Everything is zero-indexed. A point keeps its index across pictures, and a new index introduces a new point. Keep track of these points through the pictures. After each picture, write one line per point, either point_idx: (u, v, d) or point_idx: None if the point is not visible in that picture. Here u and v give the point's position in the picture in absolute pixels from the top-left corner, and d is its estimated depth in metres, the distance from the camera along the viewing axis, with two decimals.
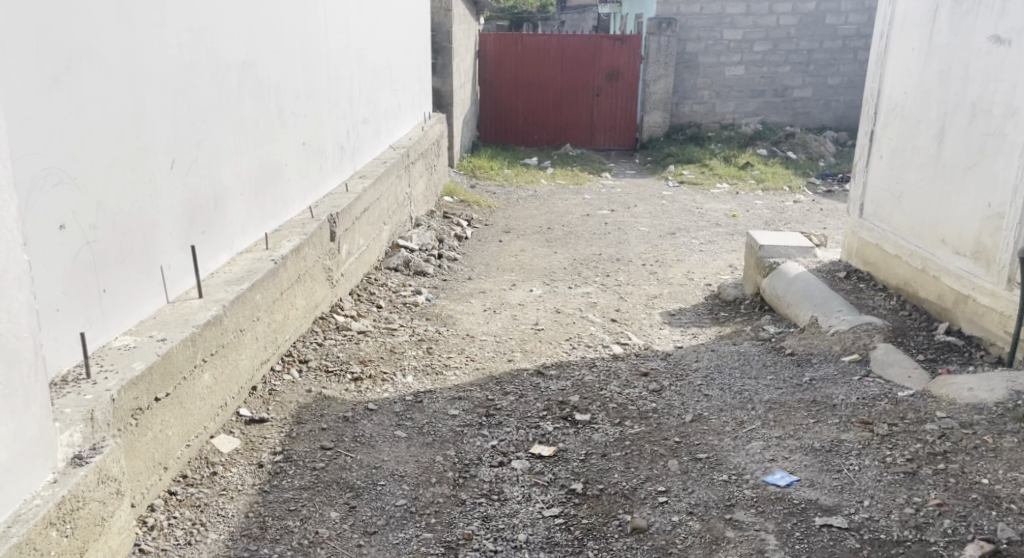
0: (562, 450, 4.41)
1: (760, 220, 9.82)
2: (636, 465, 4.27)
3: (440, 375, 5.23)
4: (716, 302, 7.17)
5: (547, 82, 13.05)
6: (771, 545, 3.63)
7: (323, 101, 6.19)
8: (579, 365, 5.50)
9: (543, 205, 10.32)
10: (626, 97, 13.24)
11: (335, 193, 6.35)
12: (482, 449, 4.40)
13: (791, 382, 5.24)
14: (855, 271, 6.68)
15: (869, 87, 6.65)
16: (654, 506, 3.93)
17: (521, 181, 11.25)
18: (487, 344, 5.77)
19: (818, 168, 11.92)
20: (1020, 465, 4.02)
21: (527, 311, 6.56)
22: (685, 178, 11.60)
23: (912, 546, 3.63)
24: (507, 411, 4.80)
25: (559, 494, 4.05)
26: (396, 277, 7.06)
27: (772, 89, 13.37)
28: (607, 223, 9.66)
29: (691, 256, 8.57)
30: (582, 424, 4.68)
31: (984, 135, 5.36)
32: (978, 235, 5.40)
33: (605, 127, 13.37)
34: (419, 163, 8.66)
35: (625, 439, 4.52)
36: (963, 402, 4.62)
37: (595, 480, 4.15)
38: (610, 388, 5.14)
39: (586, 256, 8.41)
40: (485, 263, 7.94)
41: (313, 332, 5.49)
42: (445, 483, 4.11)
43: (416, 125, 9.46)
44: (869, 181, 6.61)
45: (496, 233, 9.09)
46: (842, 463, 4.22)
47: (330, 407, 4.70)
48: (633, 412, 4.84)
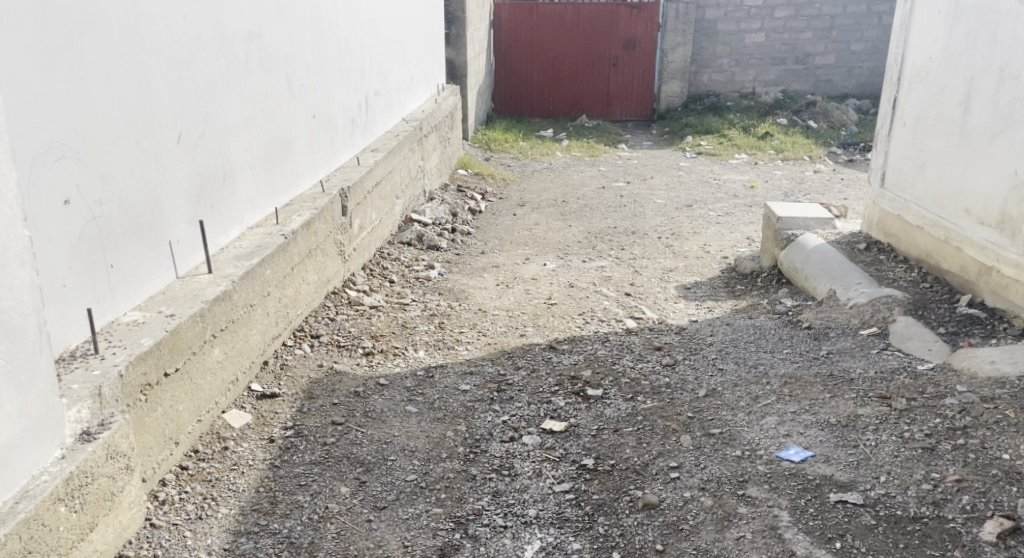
0: (574, 425, 4.38)
1: (779, 191, 9.72)
2: (647, 440, 4.23)
3: (452, 350, 5.20)
4: (732, 275, 7.09)
5: (563, 52, 12.90)
6: (784, 521, 3.59)
7: (334, 72, 6.13)
8: (592, 340, 5.45)
9: (558, 177, 10.24)
10: (643, 67, 13.08)
11: (348, 167, 6.31)
12: (493, 424, 4.37)
13: (808, 356, 5.18)
14: (875, 242, 6.59)
15: (893, 52, 6.51)
16: (666, 481, 3.90)
17: (536, 154, 11.16)
18: (500, 319, 5.74)
19: (839, 138, 11.76)
20: None
21: (541, 285, 6.52)
22: (703, 149, 11.48)
23: (929, 523, 3.57)
24: (518, 386, 4.77)
25: (570, 470, 4.02)
26: (409, 251, 7.02)
27: (793, 56, 13.21)
28: (623, 195, 9.59)
29: (707, 228, 8.49)
30: (594, 399, 4.64)
31: (1012, 100, 5.24)
32: (1003, 205, 5.31)
33: (622, 97, 13.22)
34: (432, 135, 8.59)
35: (638, 415, 4.48)
36: (985, 376, 4.56)
37: (607, 455, 4.12)
38: (623, 363, 5.10)
39: (602, 229, 8.35)
40: (499, 237, 7.89)
41: (325, 307, 5.47)
42: (456, 458, 4.09)
43: (430, 97, 9.39)
44: (891, 150, 6.50)
45: (511, 206, 9.03)
46: (859, 438, 4.17)
47: (341, 382, 4.68)
48: (645, 386, 4.79)
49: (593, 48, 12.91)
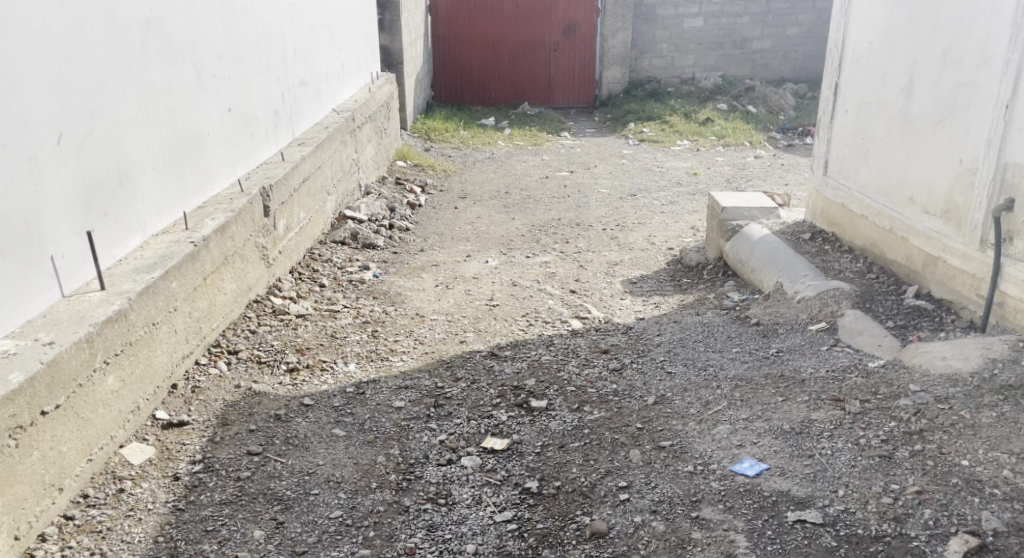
0: (516, 443, 4.11)
1: (722, 178, 9.57)
2: (595, 457, 3.98)
3: (385, 361, 4.90)
4: (679, 268, 6.88)
5: (503, 39, 12.58)
6: (741, 548, 3.37)
7: (249, 61, 5.74)
8: (535, 344, 5.18)
9: (499, 167, 9.95)
10: (584, 53, 12.81)
11: (271, 162, 5.94)
12: (429, 445, 4.08)
13: (758, 355, 4.98)
14: (820, 233, 6.42)
15: (833, 37, 6.30)
16: (616, 505, 3.65)
17: (476, 143, 10.86)
18: (437, 324, 5.44)
19: (779, 122, 11.64)
20: (1001, 443, 3.81)
21: (481, 285, 6.23)
22: (645, 136, 11.27)
23: (892, 542, 3.38)
24: (457, 400, 4.48)
25: (512, 495, 3.75)
26: (342, 250, 6.68)
27: (731, 40, 13.08)
28: (566, 185, 9.34)
29: (651, 218, 8.29)
30: (538, 412, 4.38)
31: (955, 86, 4.97)
32: (948, 194, 5.04)
33: (563, 84, 12.94)
34: (365, 126, 8.23)
35: (584, 428, 4.23)
36: (936, 372, 4.39)
37: (552, 476, 3.86)
38: (568, 369, 4.84)
39: (545, 221, 8.08)
40: (438, 232, 7.58)
41: (246, 318, 5.12)
42: (387, 488, 3.79)
43: (363, 85, 9.01)
44: (835, 138, 6.31)
45: (451, 199, 8.71)
46: (814, 447, 3.97)
47: (259, 404, 4.34)
48: (592, 395, 4.54)
49: (533, 34, 12.60)
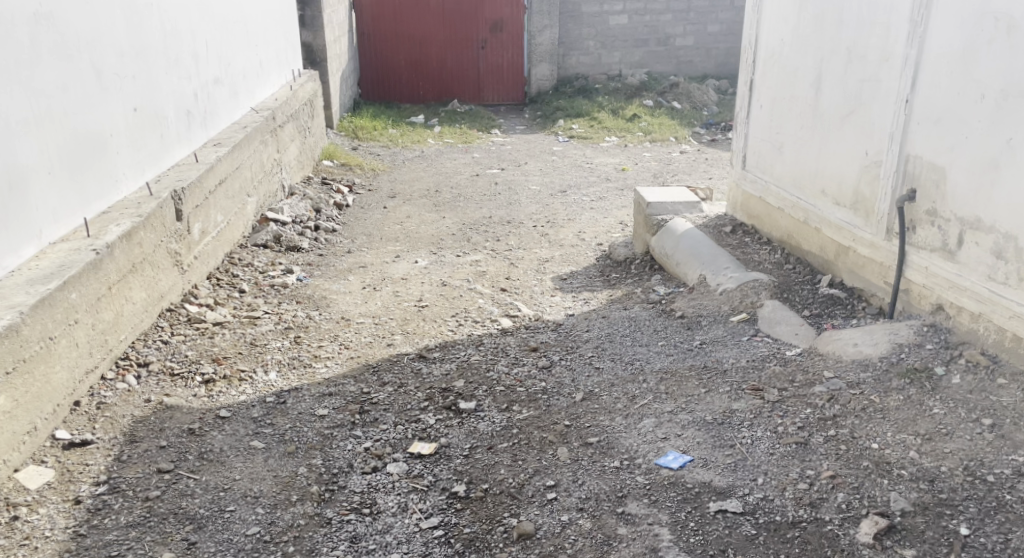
0: (444, 446, 4.16)
1: (649, 173, 9.72)
2: (523, 457, 4.05)
3: (308, 369, 4.90)
4: (607, 263, 6.98)
5: (430, 35, 12.54)
6: (665, 541, 3.48)
7: (156, 57, 5.68)
8: (465, 344, 5.23)
9: (429, 165, 9.97)
10: (512, 49, 12.86)
11: (183, 164, 5.89)
12: (354, 454, 4.11)
13: (682, 347, 5.10)
14: (740, 225, 6.59)
15: (746, 35, 6.46)
16: (543, 505, 3.72)
17: (405, 141, 10.85)
18: (364, 328, 5.45)
19: (703, 117, 11.86)
20: (908, 426, 3.99)
21: (410, 286, 6.24)
22: (574, 133, 11.38)
23: (807, 527, 3.51)
24: (384, 405, 4.51)
25: (439, 501, 3.80)
26: (264, 254, 6.64)
27: (655, 38, 13.28)
28: (497, 182, 9.39)
29: (581, 214, 8.38)
30: (467, 413, 4.42)
31: (860, 81, 5.15)
32: (856, 186, 5.22)
33: (493, 81, 12.97)
34: (287, 125, 8.16)
35: (512, 427, 4.29)
36: (849, 358, 4.56)
37: (479, 479, 3.91)
38: (497, 369, 4.90)
39: (475, 220, 8.12)
40: (366, 233, 7.57)
41: (157, 328, 5.09)
42: (308, 500, 3.82)
43: (285, 84, 8.92)
44: (752, 133, 6.48)
45: (381, 199, 8.70)
46: (735, 437, 4.09)
47: (171, 419, 4.32)
48: (521, 394, 4.60)
49: (461, 31, 12.60)
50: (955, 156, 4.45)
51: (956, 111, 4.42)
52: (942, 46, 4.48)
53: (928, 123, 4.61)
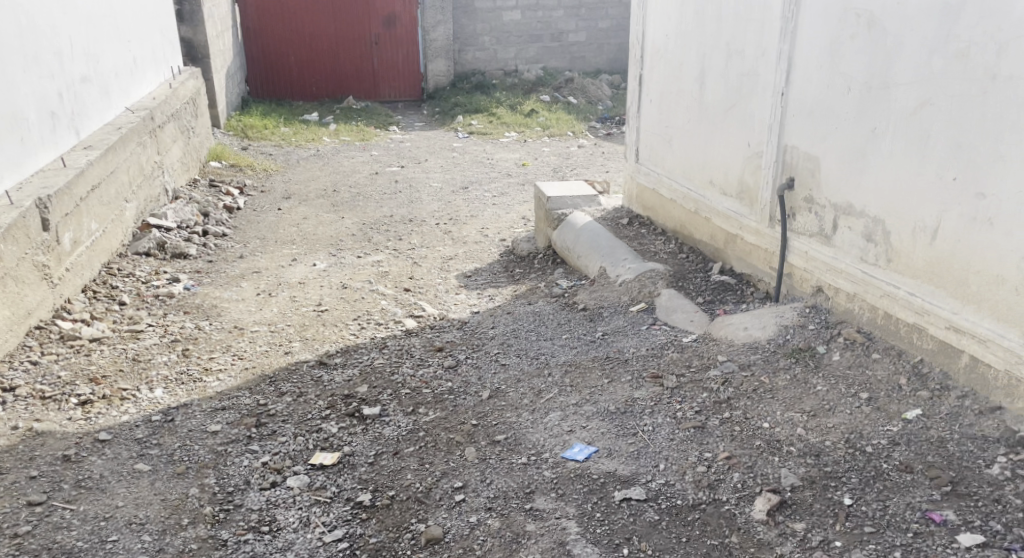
0: (347, 455, 4.20)
1: (548, 167, 9.87)
2: (430, 460, 4.12)
3: (199, 383, 4.86)
4: (510, 258, 7.07)
5: (322, 34, 12.42)
6: (573, 534, 3.60)
7: (11, 56, 5.53)
8: (367, 348, 5.26)
9: (326, 164, 9.92)
10: (406, 45, 12.85)
11: (49, 171, 5.78)
12: (250, 470, 4.11)
13: (585, 339, 5.23)
14: (637, 217, 6.78)
15: (633, 30, 6.62)
16: (451, 507, 3.81)
17: (299, 140, 10.76)
18: (259, 337, 5.43)
19: (598, 112, 12.08)
20: (795, 404, 4.22)
21: (308, 290, 6.22)
22: (473, 129, 11.46)
23: (706, 509, 3.68)
24: (282, 416, 4.52)
25: (343, 512, 3.85)
26: (147, 263, 6.54)
27: (548, 34, 13.46)
28: (397, 180, 9.41)
29: (484, 210, 8.47)
30: (371, 419, 4.47)
31: (740, 75, 5.36)
32: (741, 176, 5.44)
33: (388, 77, 12.95)
34: (167, 126, 8.00)
35: (419, 430, 4.36)
36: (740, 342, 4.79)
37: (385, 486, 3.97)
38: (402, 372, 4.94)
39: (375, 219, 8.12)
40: (261, 237, 7.51)
41: (25, 348, 4.98)
42: (202, 522, 3.81)
43: (162, 81, 8.71)
44: (643, 126, 6.67)
45: (274, 200, 8.62)
46: (637, 425, 4.24)
47: (44, 446, 4.25)
48: (427, 396, 4.67)
49: (353, 28, 12.52)
50: (828, 146, 4.70)
51: (826, 103, 4.66)
52: (811, 40, 4.72)
53: (802, 114, 4.85)
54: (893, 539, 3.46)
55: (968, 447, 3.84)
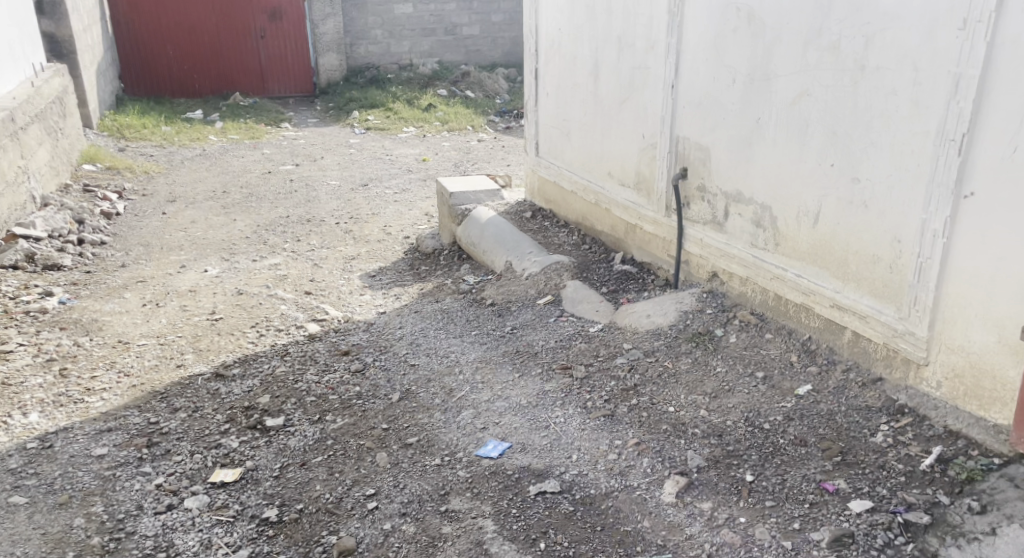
0: (250, 470, 4.17)
1: (449, 162, 9.88)
2: (340, 469, 4.13)
3: (81, 404, 4.76)
4: (415, 255, 7.08)
5: (204, 28, 12.18)
6: (489, 533, 3.66)
7: None
8: (267, 357, 5.21)
9: (213, 165, 9.71)
10: (294, 38, 12.68)
11: None
12: (144, 493, 4.05)
13: (495, 334, 5.30)
14: (540, 210, 6.88)
15: (527, 23, 6.69)
16: (363, 516, 3.83)
17: (184, 140, 10.51)
18: (146, 351, 5.32)
19: (496, 105, 12.15)
20: (697, 387, 4.40)
21: (200, 298, 6.12)
22: (371, 125, 11.40)
23: (619, 495, 3.80)
24: (176, 434, 4.46)
25: (249, 530, 3.83)
26: (17, 278, 6.32)
27: (442, 27, 13.45)
28: (292, 179, 9.30)
29: (384, 208, 8.44)
30: (275, 430, 4.45)
31: (631, 68, 5.49)
32: (637, 167, 5.59)
33: (276, 72, 12.76)
34: (29, 126, 7.70)
35: (326, 439, 4.36)
36: (644, 329, 4.93)
37: (292, 500, 3.97)
38: (306, 379, 4.92)
39: (269, 221, 8.01)
40: (144, 244, 7.34)
41: None
42: (93, 553, 3.73)
43: (24, 80, 8.37)
44: (541, 118, 6.77)
45: (158, 204, 8.43)
46: (549, 417, 4.33)
47: None
48: (334, 403, 4.67)
49: (237, 22, 12.30)
50: (718, 137, 4.87)
51: (714, 96, 4.83)
52: (697, 35, 4.88)
53: (692, 106, 5.01)
54: (793, 511, 3.63)
55: (855, 418, 4.04)
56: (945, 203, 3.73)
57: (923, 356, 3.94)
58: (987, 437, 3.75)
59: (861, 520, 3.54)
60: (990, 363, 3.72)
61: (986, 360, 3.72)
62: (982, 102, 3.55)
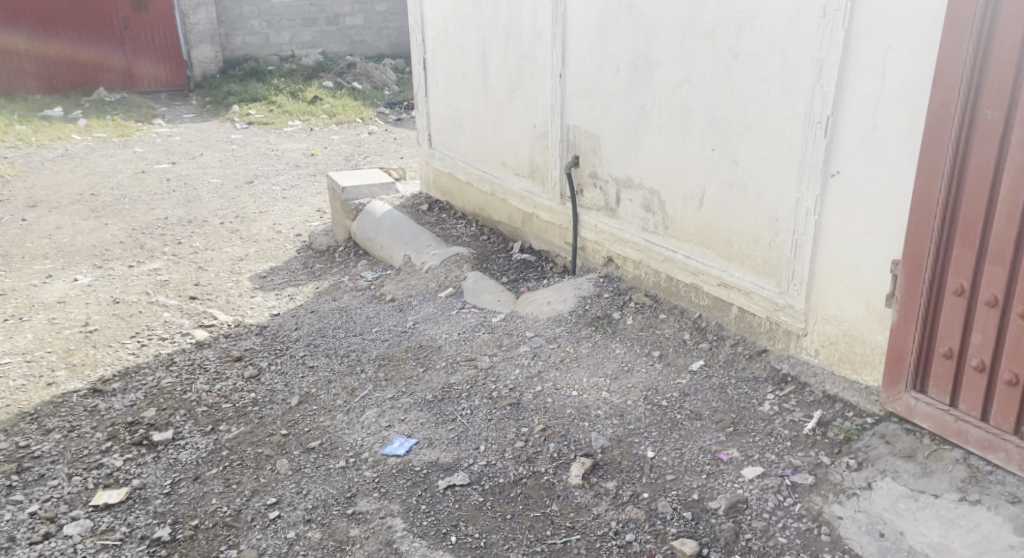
0: (137, 489, 4.06)
1: (338, 157, 9.76)
2: (237, 480, 4.08)
3: None
4: (308, 253, 7.00)
5: (62, 19, 11.60)
6: (399, 532, 3.67)
7: None
8: (151, 369, 5.08)
9: (79, 166, 9.34)
10: (160, 28, 12.29)
11: None
12: (20, 522, 3.88)
13: (396, 330, 5.30)
14: (436, 202, 6.89)
15: (412, 13, 6.68)
16: (265, 527, 3.79)
17: (45, 141, 10.06)
18: (13, 370, 5.12)
19: (384, 97, 12.05)
20: (598, 369, 4.52)
21: (70, 310, 5.91)
22: (252, 118, 11.16)
23: (528, 482, 3.87)
24: (50, 457, 4.30)
25: (140, 551, 3.72)
26: None
27: (323, 17, 13.25)
28: (168, 179, 9.04)
29: (272, 205, 8.30)
30: (163, 445, 4.35)
31: (519, 58, 5.57)
32: (530, 156, 5.67)
33: (143, 64, 12.30)
34: None
35: (221, 450, 4.29)
36: (545, 316, 5.02)
37: (186, 516, 3.88)
38: (195, 389, 4.82)
39: (146, 223, 7.78)
40: (7, 254, 7.03)
41: None
42: None
43: None
44: (432, 110, 6.78)
45: (18, 209, 8.08)
46: (455, 410, 4.37)
47: None
48: (228, 411, 4.60)
49: (98, 13, 11.80)
50: (606, 125, 4.99)
51: (600, 85, 4.95)
52: (581, 24, 4.97)
53: (580, 95, 5.11)
54: (691, 483, 3.76)
55: (744, 389, 4.21)
56: (815, 181, 3.90)
57: (801, 327, 4.13)
58: (860, 399, 3.90)
59: (754, 485, 3.69)
60: (861, 331, 3.89)
61: (856, 326, 3.90)
62: (844, 86, 3.73)
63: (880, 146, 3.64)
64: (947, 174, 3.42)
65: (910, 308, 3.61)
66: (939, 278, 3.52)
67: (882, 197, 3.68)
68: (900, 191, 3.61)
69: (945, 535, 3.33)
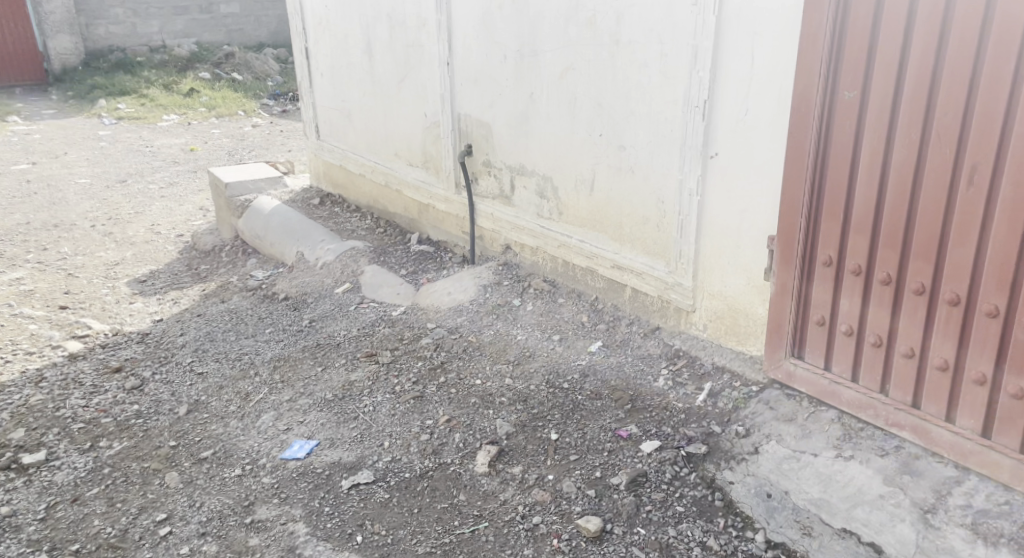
0: (6, 517, 3.82)
1: (220, 151, 9.44)
2: (122, 497, 3.89)
3: None
4: (192, 253, 6.74)
5: None
6: (302, 537, 3.57)
7: None
8: (19, 386, 4.79)
9: None
10: (9, 19, 11.58)
11: None
12: None
13: (291, 329, 5.16)
14: (327, 195, 6.74)
15: (291, 2, 6.50)
16: (155, 545, 3.62)
17: None
18: None
19: (267, 88, 11.72)
20: (501, 356, 4.50)
21: None
22: (122, 113, 10.67)
23: (434, 475, 3.82)
24: None
25: None
26: None
27: (196, 6, 12.78)
28: (30, 180, 8.56)
29: (149, 205, 7.96)
30: (36, 467, 4.11)
31: (405, 47, 5.47)
32: (422, 146, 5.60)
33: None
34: None
35: (102, 467, 4.09)
36: (446, 307, 4.98)
37: (66, 541, 3.68)
38: (70, 405, 4.57)
39: (9, 229, 7.34)
40: None
41: None
42: None
43: None
44: (319, 101, 6.62)
45: None
46: (357, 408, 4.28)
47: None
48: (108, 426, 4.38)
49: None
50: (496, 113, 4.96)
51: (488, 72, 4.91)
52: (467, 12, 4.93)
53: (468, 83, 5.07)
54: (593, 461, 3.77)
55: (640, 367, 4.25)
56: (698, 165, 3.97)
57: (690, 304, 4.20)
58: (746, 369, 4.00)
59: (652, 458, 3.73)
60: (747, 306, 3.98)
61: (743, 302, 3.98)
62: (721, 70, 3.79)
63: (755, 129, 3.72)
64: (812, 159, 3.50)
65: (786, 284, 3.71)
66: (809, 255, 3.61)
67: (758, 177, 3.77)
68: (774, 172, 3.70)
69: (824, 489, 3.43)
